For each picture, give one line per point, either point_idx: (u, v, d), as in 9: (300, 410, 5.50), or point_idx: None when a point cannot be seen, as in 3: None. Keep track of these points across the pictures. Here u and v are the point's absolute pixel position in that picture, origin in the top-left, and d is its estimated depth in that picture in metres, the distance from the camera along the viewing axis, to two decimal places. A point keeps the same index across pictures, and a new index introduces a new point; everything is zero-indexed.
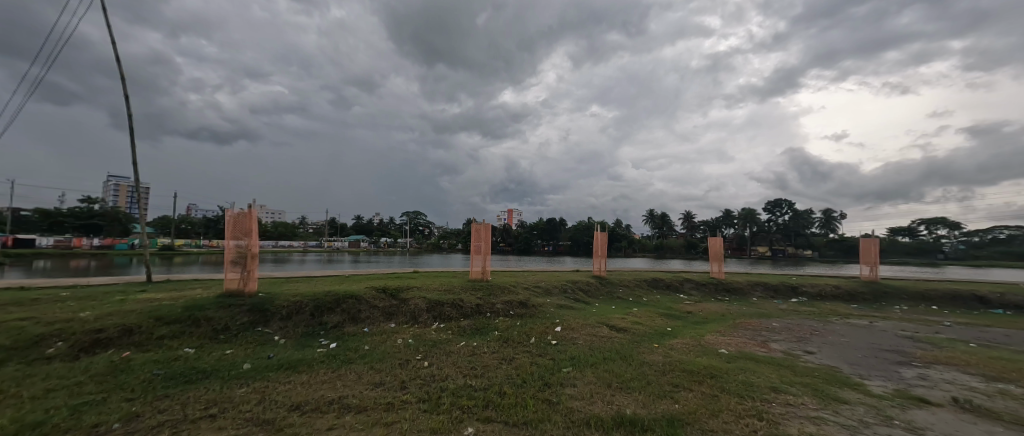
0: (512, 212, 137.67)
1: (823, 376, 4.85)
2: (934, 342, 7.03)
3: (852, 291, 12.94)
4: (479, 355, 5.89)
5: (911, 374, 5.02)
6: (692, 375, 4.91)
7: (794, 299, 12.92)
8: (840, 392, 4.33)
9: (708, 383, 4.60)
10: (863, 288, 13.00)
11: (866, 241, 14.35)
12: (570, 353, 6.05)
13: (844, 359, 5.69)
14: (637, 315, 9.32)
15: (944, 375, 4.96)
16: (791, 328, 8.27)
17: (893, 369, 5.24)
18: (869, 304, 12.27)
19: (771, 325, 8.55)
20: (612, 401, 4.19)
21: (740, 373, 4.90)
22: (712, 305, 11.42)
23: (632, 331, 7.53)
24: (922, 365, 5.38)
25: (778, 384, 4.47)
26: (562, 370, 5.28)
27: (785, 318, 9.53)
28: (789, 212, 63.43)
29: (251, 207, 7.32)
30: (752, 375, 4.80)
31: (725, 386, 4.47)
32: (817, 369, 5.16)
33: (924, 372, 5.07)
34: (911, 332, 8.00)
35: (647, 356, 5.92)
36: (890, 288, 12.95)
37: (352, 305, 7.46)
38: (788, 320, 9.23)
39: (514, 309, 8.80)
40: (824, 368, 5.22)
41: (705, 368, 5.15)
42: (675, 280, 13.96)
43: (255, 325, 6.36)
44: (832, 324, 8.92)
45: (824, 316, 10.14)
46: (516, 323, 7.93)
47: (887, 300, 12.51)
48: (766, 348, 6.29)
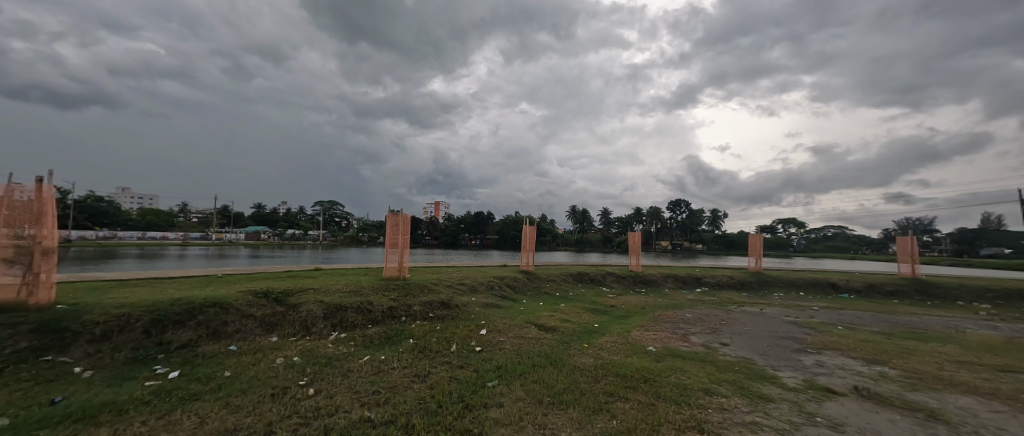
0: (439, 205, 134.21)
1: (743, 371, 4.88)
2: (815, 326, 7.97)
3: (742, 280, 14.70)
4: (385, 373, 4.81)
5: (810, 362, 5.38)
6: (625, 380, 4.55)
7: (698, 288, 14.23)
8: (763, 388, 4.32)
9: (642, 389, 4.26)
10: (750, 278, 14.88)
11: (752, 237, 16.50)
12: (496, 362, 5.31)
13: (753, 350, 5.97)
14: (564, 311, 9.05)
15: (835, 361, 5.38)
16: (703, 318, 8.76)
17: (795, 357, 5.60)
18: (755, 291, 14.05)
19: (686, 316, 8.98)
20: (543, 423, 3.53)
21: (671, 375, 4.67)
22: (631, 297, 11.86)
23: (560, 331, 7.12)
24: (815, 352, 5.86)
25: (707, 385, 4.29)
26: (486, 385, 4.51)
27: (697, 309, 10.19)
28: (687, 211, 72.62)
29: (44, 183, 5.28)
30: (683, 377, 4.60)
31: (660, 391, 4.16)
32: (735, 363, 5.23)
33: (820, 359, 5.47)
34: (794, 318, 9.08)
35: (577, 359, 5.48)
36: (770, 277, 15.02)
37: (214, 317, 5.74)
38: (698, 310, 9.87)
39: (433, 311, 7.79)
40: (741, 361, 5.32)
41: (636, 371, 4.84)
42: (598, 273, 14.30)
43: (40, 355, 4.35)
44: (734, 313, 9.74)
45: (725, 305, 11.14)
46: (435, 327, 6.96)
47: (768, 288, 14.47)
48: (688, 342, 6.36)
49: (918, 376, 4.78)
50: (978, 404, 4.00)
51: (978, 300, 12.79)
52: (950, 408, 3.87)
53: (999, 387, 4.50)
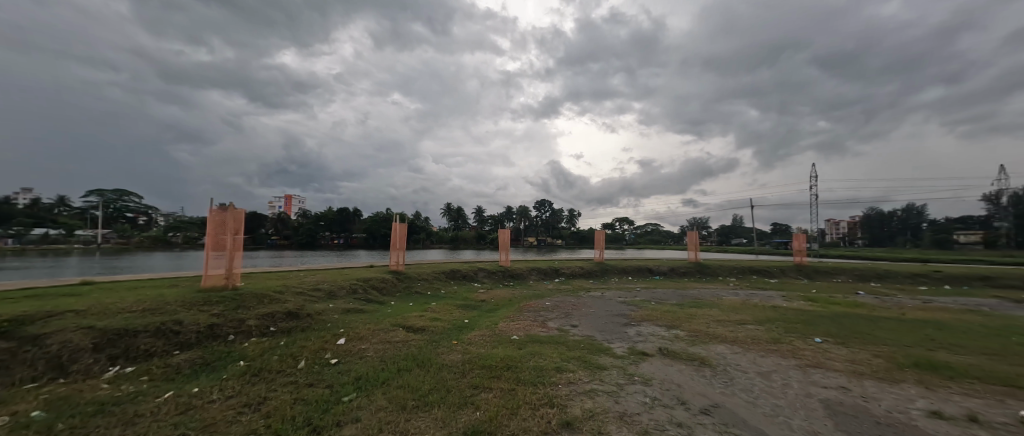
0: (292, 199, 114.43)
1: (587, 347, 5.74)
2: (637, 303, 10.07)
3: (590, 270, 17.41)
4: (200, 409, 3.77)
5: (633, 332, 6.75)
6: (490, 370, 4.75)
7: (557, 278, 16.17)
8: (600, 359, 5.16)
9: (504, 377, 4.52)
10: (596, 267, 17.74)
11: (597, 232, 19.70)
12: (356, 373, 4.80)
13: (595, 327, 7.14)
14: (435, 309, 8.93)
15: (648, 329, 6.88)
16: (559, 305, 9.99)
17: (623, 330, 6.94)
18: (598, 278, 16.83)
19: (545, 304, 10.07)
20: (407, 429, 3.36)
21: (530, 359, 5.11)
22: (500, 291, 12.57)
23: (430, 330, 6.97)
24: (636, 324, 7.41)
25: (560, 364, 4.86)
26: (343, 400, 4.03)
27: (554, 297, 11.53)
28: (550, 210, 81.57)
29: None
30: (540, 359, 5.09)
31: (520, 376, 4.50)
32: (581, 341, 6.11)
33: (639, 329, 6.91)
34: (625, 298, 11.20)
35: (445, 357, 5.46)
36: (609, 266, 18.22)
37: None
38: (556, 298, 11.16)
39: (277, 324, 6.56)
40: (586, 339, 6.26)
41: (501, 360, 5.12)
42: (470, 270, 14.63)
43: None
44: (582, 298, 11.42)
45: (577, 291, 12.96)
46: (278, 343, 5.86)
47: (608, 275, 17.54)
48: (545, 328, 7.13)
49: (695, 334, 6.58)
50: (725, 348, 5.76)
51: (728, 274, 18.49)
52: (712, 355, 5.41)
53: (736, 334, 6.59)
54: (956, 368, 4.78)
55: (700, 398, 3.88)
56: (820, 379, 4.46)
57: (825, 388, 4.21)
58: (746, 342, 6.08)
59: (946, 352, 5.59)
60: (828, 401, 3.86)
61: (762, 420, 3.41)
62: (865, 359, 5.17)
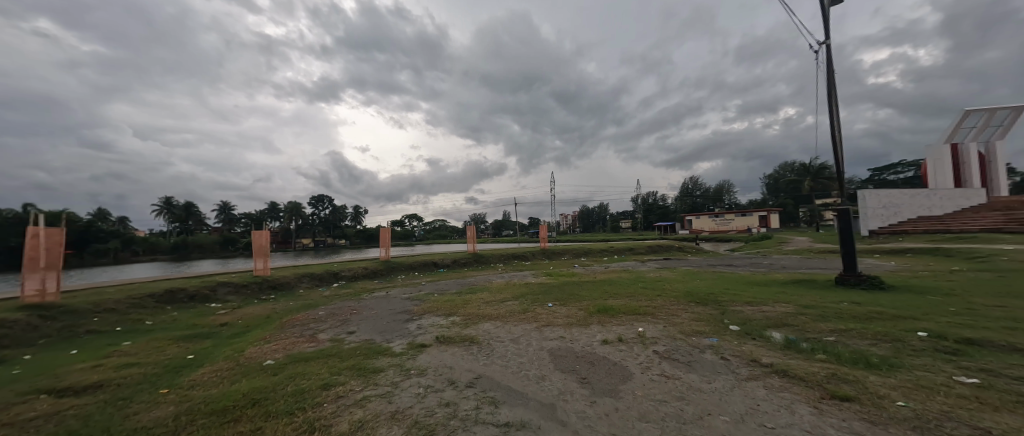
0: None
1: (363, 352, 5.38)
2: (420, 298, 10.35)
3: (374, 270, 16.81)
4: None
5: (414, 327, 6.93)
6: (224, 414, 3.64)
7: (335, 283, 14.66)
8: (376, 362, 4.94)
9: (246, 416, 3.56)
10: (380, 267, 17.29)
11: (383, 230, 18.94)
12: None
13: (375, 330, 6.82)
14: (129, 351, 6.09)
15: (428, 321, 7.24)
16: (334, 313, 8.91)
17: (404, 327, 6.96)
18: (383, 277, 16.54)
19: (317, 314, 8.75)
20: None
21: (288, 385, 4.24)
22: (255, 307, 10.07)
23: (113, 384, 4.66)
24: (418, 318, 7.61)
25: (327, 381, 4.27)
26: None
27: (330, 304, 10.21)
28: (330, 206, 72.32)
29: None
30: (302, 381, 4.32)
31: (271, 408, 3.67)
32: (357, 348, 5.65)
33: (419, 323, 7.17)
34: (409, 294, 11.38)
35: (141, 416, 3.76)
36: (395, 264, 18.13)
37: None
38: (332, 305, 9.99)
39: None
40: (362, 344, 5.89)
41: (243, 396, 4.02)
42: (204, 287, 11.00)
43: None
44: (363, 301, 10.64)
45: (358, 294, 11.97)
46: None
47: (393, 272, 17.45)
48: (314, 342, 6.19)
49: (468, 317, 7.41)
50: (490, 324, 6.79)
51: (497, 261, 21.99)
52: (480, 333, 6.26)
53: (498, 311, 7.89)
54: (614, 308, 7.55)
55: (467, 374, 4.36)
56: (549, 334, 5.98)
57: (551, 340, 5.68)
58: (505, 316, 7.38)
59: (611, 299, 8.72)
60: (552, 349, 5.21)
61: (510, 378, 4.17)
62: (573, 313, 7.33)
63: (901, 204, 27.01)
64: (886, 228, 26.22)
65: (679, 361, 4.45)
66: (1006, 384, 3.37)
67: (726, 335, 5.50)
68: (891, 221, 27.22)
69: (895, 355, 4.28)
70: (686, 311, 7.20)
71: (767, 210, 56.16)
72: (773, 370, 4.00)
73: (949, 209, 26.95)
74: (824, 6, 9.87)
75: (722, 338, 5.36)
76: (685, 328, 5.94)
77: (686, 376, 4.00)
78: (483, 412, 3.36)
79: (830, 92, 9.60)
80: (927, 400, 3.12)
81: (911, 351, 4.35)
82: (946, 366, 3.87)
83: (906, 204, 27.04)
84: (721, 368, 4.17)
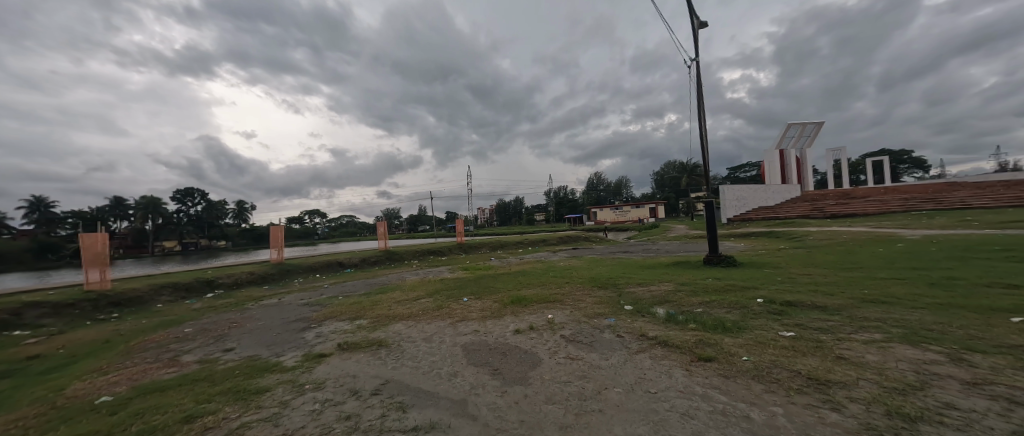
0: None
1: (244, 372, 4.60)
2: (321, 302, 9.32)
3: (263, 274, 14.68)
4: None
5: (311, 336, 6.21)
6: None
7: (209, 293, 12.36)
8: (261, 381, 4.24)
9: None
10: (272, 270, 15.16)
11: (274, 228, 16.54)
12: None
13: (260, 345, 5.91)
14: None
15: (329, 328, 6.57)
16: (207, 328, 7.45)
17: (299, 337, 6.18)
18: (275, 282, 14.55)
19: (182, 332, 7.21)
20: None
21: (131, 424, 3.34)
22: (87, 330, 7.88)
23: None
24: (317, 326, 6.85)
25: (190, 411, 3.48)
26: None
27: (202, 319, 8.51)
28: None
29: None
30: (153, 417, 3.45)
31: None
32: (236, 368, 4.79)
33: (319, 331, 6.46)
34: (307, 299, 10.18)
35: None
36: (291, 266, 16.07)
37: None
38: (205, 319, 8.37)
39: None
40: (244, 362, 5.04)
41: None
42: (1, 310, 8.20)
43: None
44: (248, 311, 9.13)
45: (241, 304, 10.23)
46: None
47: (289, 276, 15.47)
48: (175, 367, 5.07)
49: (376, 320, 6.93)
50: (401, 325, 6.44)
51: (412, 257, 21.09)
52: (390, 335, 5.89)
53: (411, 310, 7.54)
54: (527, 298, 7.86)
55: (373, 381, 4.04)
56: (463, 329, 5.92)
57: (465, 335, 5.63)
58: (418, 315, 7.09)
59: (524, 289, 9.06)
60: (466, 344, 5.17)
61: (421, 379, 4.00)
62: (488, 306, 7.41)
63: (748, 197, 33.79)
64: (739, 216, 32.55)
65: (583, 343, 4.81)
66: (810, 333, 4.44)
67: (622, 314, 6.16)
68: (742, 211, 33.89)
69: (742, 318, 5.31)
70: (590, 295, 7.87)
71: (656, 203, 64.83)
72: (657, 341, 4.61)
73: (778, 201, 34.67)
74: (695, 29, 11.62)
75: (618, 317, 5.98)
76: (588, 311, 6.48)
77: (588, 355, 4.35)
78: (388, 419, 3.12)
79: (699, 103, 11.39)
80: (762, 352, 3.93)
81: (753, 315, 5.44)
82: (775, 324, 4.94)
83: (752, 197, 33.93)
84: (617, 344, 4.64)
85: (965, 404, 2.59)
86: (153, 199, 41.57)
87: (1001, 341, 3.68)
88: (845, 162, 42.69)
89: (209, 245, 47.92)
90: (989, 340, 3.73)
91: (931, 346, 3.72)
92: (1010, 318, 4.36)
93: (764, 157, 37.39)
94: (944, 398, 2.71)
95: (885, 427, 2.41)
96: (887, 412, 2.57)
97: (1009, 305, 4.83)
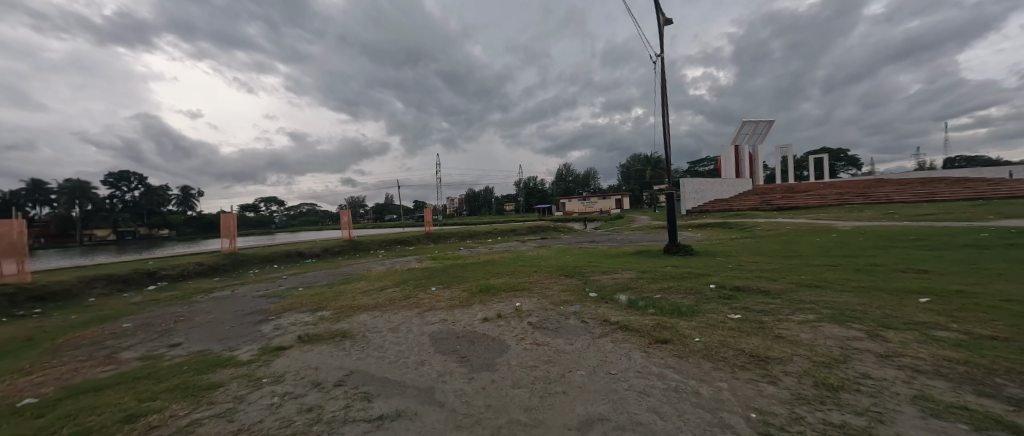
0: None
1: (193, 368, 4.32)
2: (280, 294, 8.89)
3: (213, 265, 13.72)
4: None
5: (268, 328, 5.93)
6: None
7: (151, 285, 11.41)
8: (212, 376, 4.00)
9: None
10: (223, 261, 14.22)
11: (225, 216, 15.42)
12: None
13: (211, 339, 5.56)
14: None
15: (288, 320, 6.30)
16: (148, 324, 6.86)
17: (255, 330, 5.88)
18: (227, 273, 13.67)
19: (119, 328, 6.60)
20: None
21: (61, 427, 3.05)
22: (4, 327, 7.07)
23: None
24: (275, 318, 6.56)
25: (131, 410, 3.23)
26: None
27: (143, 313, 7.84)
28: None
29: None
30: (87, 418, 3.17)
31: None
32: (183, 364, 4.48)
33: (277, 323, 6.18)
34: (264, 290, 9.68)
35: None
36: (245, 256, 15.14)
37: None
38: (147, 313, 7.77)
39: None
40: (192, 358, 4.74)
41: None
42: None
43: None
44: (196, 304, 8.50)
45: (188, 296, 9.51)
46: None
47: (243, 267, 14.57)
48: (112, 365, 4.66)
49: (340, 311, 6.72)
50: (366, 315, 6.30)
51: (378, 247, 20.50)
52: (354, 325, 5.74)
53: (376, 300, 7.38)
54: (495, 286, 7.94)
55: (336, 372, 3.94)
56: (430, 319, 5.89)
57: (432, 324, 5.61)
58: (383, 305, 6.95)
59: (493, 278, 9.13)
60: (433, 333, 5.15)
61: (387, 369, 3.95)
62: (456, 295, 7.41)
63: (705, 190, 35.74)
64: (697, 208, 34.41)
65: (549, 329, 4.95)
66: (753, 315, 4.84)
67: (586, 301, 6.39)
68: (700, 203, 35.85)
69: (696, 303, 5.69)
70: (556, 284, 8.07)
71: (622, 194, 66.93)
72: (618, 326, 4.83)
73: (732, 194, 36.98)
74: (661, 26, 11.96)
75: (583, 304, 6.19)
76: (555, 299, 6.65)
77: (553, 341, 4.49)
78: (353, 410, 3.07)
79: (663, 99, 11.81)
80: (713, 334, 4.24)
81: (706, 299, 5.83)
82: (725, 308, 5.33)
83: (709, 190, 35.94)
84: (582, 330, 4.82)
85: (878, 374, 2.96)
86: (81, 182, 37.19)
87: (910, 318, 4.22)
88: (792, 159, 46.18)
89: (149, 234, 43.80)
90: (900, 318, 4.26)
91: (854, 325, 4.19)
92: (918, 298, 4.99)
93: (721, 152, 39.59)
94: (861, 369, 3.07)
95: (812, 395, 2.71)
96: (815, 383, 2.88)
97: (917, 287, 5.53)
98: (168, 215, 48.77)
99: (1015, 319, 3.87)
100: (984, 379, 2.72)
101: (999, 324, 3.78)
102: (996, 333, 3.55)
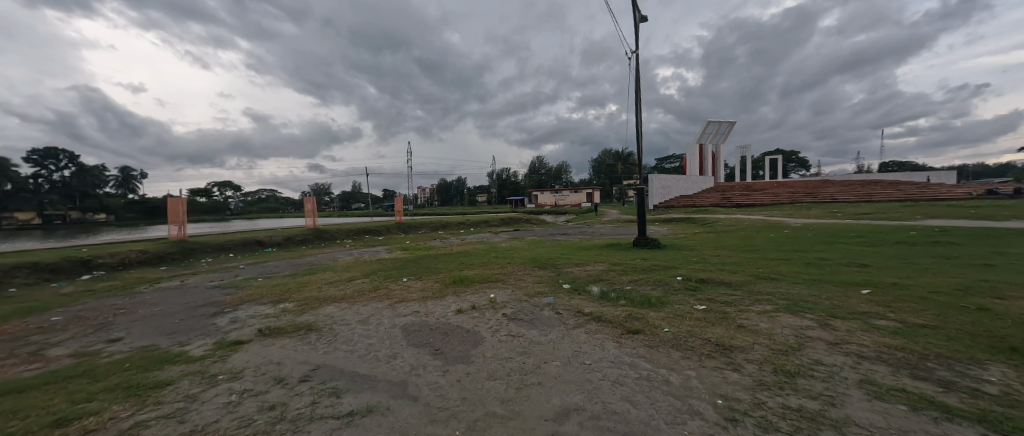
0: None
1: (136, 364, 3.96)
2: (236, 285, 8.31)
3: (160, 254, 12.66)
4: None
5: (224, 321, 5.53)
6: None
7: (84, 275, 10.31)
8: (159, 375, 3.66)
9: None
10: (171, 249, 13.15)
11: (172, 201, 14.14)
12: None
13: (157, 334, 5.11)
14: None
15: (246, 313, 5.91)
16: (83, 317, 6.20)
17: (208, 324, 5.47)
18: (176, 263, 12.63)
19: (46, 322, 5.93)
20: None
21: None
22: None
23: None
24: (232, 310, 6.13)
25: (63, 413, 2.90)
26: None
27: (76, 305, 7.08)
28: None
29: None
30: (9, 423, 2.82)
31: None
32: (125, 361, 4.08)
33: (233, 316, 5.78)
34: (218, 281, 9.04)
35: None
36: (196, 245, 14.05)
37: None
38: (81, 305, 7.05)
39: None
40: (135, 354, 4.34)
41: None
42: None
43: None
44: (140, 295, 7.77)
45: (131, 287, 8.73)
46: None
47: (193, 256, 13.52)
48: (38, 363, 4.16)
49: (304, 303, 6.38)
50: (333, 307, 6.02)
51: (344, 237, 19.65)
52: (322, 318, 5.46)
53: (344, 291, 7.11)
54: (468, 278, 7.84)
55: (300, 367, 3.74)
56: (401, 311, 5.72)
57: (404, 316, 5.45)
58: (351, 297, 6.69)
59: (466, 270, 8.98)
60: (405, 326, 5.00)
61: (357, 363, 3.80)
62: (428, 286, 7.26)
63: (672, 186, 37.20)
64: (663, 204, 35.81)
65: (524, 320, 4.96)
66: (718, 306, 5.09)
67: (560, 293, 6.46)
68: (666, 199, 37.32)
69: (665, 295, 5.89)
70: (531, 276, 8.08)
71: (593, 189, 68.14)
72: (592, 317, 4.92)
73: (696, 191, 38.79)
74: (636, 24, 12.12)
75: (557, 296, 6.24)
76: (529, 290, 6.69)
77: (528, 332, 4.50)
78: (320, 406, 2.92)
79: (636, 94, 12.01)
80: (681, 324, 4.41)
81: (674, 291, 6.09)
82: (691, 299, 5.57)
83: (675, 186, 37.43)
84: (556, 321, 4.86)
85: (829, 360, 3.20)
86: None
87: (855, 308, 4.61)
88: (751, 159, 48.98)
89: (81, 218, 39.74)
90: (846, 308, 4.64)
91: (806, 315, 4.51)
92: (860, 290, 5.44)
93: (687, 150, 41.22)
94: (814, 356, 3.30)
95: (772, 382, 2.88)
96: (775, 370, 3.06)
97: (860, 280, 6.06)
98: (104, 197, 44.18)
99: (942, 308, 4.33)
100: (918, 363, 3.02)
101: (929, 314, 4.21)
102: (927, 321, 3.94)
